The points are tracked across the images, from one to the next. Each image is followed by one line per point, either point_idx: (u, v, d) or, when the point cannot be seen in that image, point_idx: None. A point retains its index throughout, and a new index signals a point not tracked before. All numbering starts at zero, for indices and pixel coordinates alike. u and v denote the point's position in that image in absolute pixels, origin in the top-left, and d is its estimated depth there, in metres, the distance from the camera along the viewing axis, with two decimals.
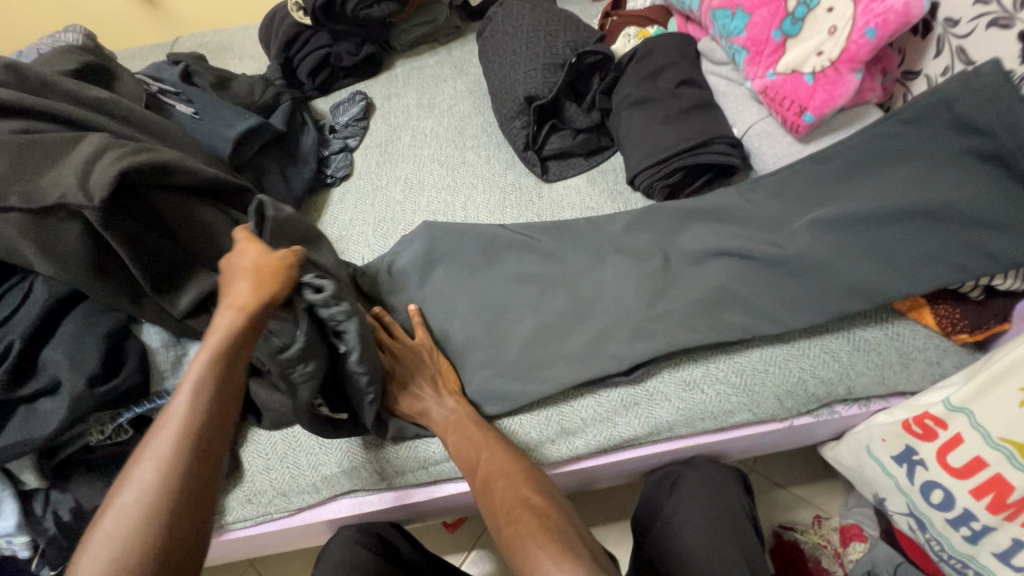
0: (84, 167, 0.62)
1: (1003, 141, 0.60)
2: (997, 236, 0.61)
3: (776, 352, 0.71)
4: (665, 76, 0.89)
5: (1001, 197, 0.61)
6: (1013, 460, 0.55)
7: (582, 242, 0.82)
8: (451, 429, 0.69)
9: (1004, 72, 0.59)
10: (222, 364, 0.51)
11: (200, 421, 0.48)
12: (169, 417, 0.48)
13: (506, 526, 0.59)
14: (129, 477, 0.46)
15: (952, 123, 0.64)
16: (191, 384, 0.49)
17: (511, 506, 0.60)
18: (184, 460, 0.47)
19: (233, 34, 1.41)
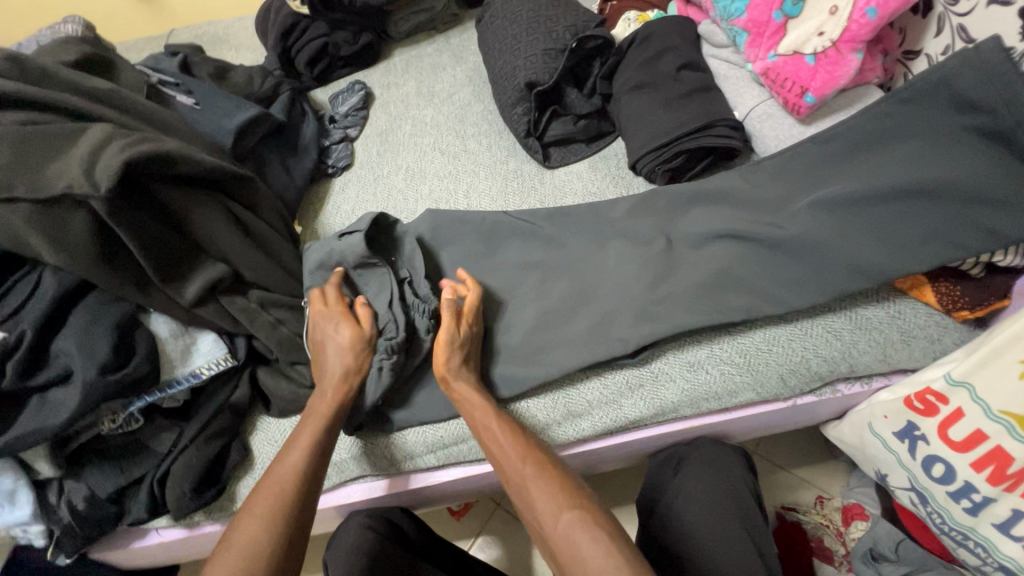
0: (89, 157, 0.62)
1: (1003, 117, 0.60)
2: (998, 213, 0.62)
3: (779, 333, 0.72)
4: (666, 59, 0.89)
5: (1001, 174, 0.62)
6: (1014, 432, 0.56)
7: (585, 228, 0.82)
8: (475, 417, 0.67)
9: (1004, 48, 0.60)
10: (327, 430, 0.66)
11: (306, 471, 0.61)
12: (280, 472, 0.61)
13: (558, 520, 0.56)
14: (247, 513, 0.57)
15: (953, 101, 0.65)
16: (303, 446, 0.63)
17: (560, 497, 0.58)
18: (287, 509, 0.58)
19: (229, 26, 1.40)
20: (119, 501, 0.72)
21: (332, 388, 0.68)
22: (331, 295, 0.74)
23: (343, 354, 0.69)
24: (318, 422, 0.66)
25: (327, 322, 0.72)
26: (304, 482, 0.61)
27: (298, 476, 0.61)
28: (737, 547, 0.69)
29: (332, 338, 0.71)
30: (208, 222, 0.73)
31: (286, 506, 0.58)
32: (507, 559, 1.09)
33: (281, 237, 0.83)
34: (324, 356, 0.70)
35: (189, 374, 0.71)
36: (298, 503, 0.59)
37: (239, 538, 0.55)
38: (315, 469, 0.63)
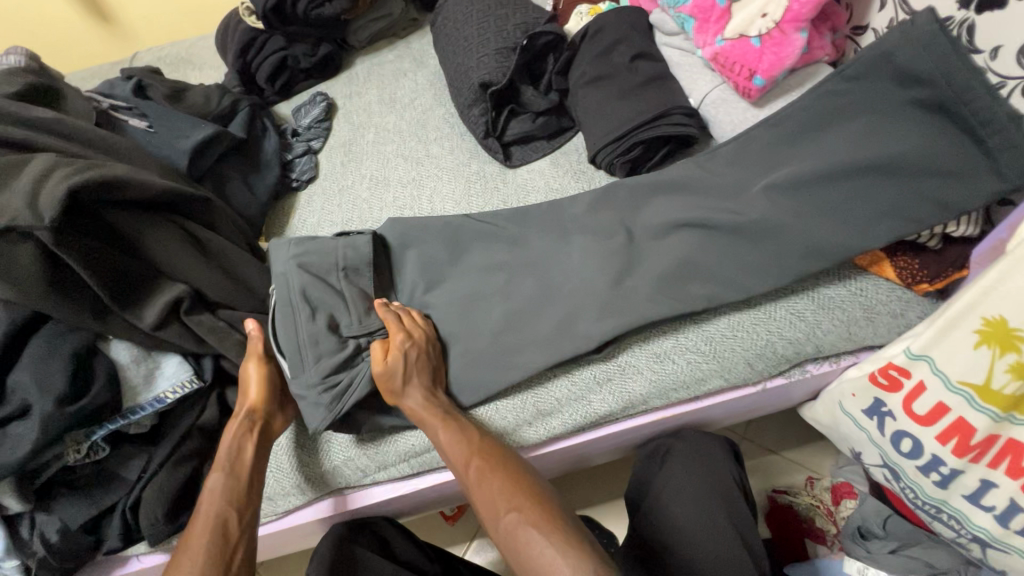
0: (31, 187, 0.61)
1: (943, 89, 0.60)
2: (947, 184, 0.62)
3: (743, 318, 0.71)
4: (618, 50, 0.88)
5: (946, 146, 0.62)
6: (974, 402, 0.56)
7: (547, 226, 0.82)
8: (437, 423, 0.67)
9: (939, 20, 0.60)
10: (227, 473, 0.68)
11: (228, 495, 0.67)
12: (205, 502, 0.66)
13: (505, 516, 0.60)
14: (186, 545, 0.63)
15: (896, 75, 0.64)
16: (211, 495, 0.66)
17: (511, 494, 0.62)
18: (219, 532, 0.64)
19: (191, 46, 1.39)
20: (95, 530, 0.72)
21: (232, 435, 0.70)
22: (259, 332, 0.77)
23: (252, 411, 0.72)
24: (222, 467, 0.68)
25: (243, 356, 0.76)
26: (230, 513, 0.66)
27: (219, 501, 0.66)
28: (720, 540, 0.69)
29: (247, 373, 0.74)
30: (164, 245, 0.73)
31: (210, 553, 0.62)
32: (503, 562, 1.09)
33: (242, 254, 0.83)
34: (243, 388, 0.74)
35: (153, 400, 0.70)
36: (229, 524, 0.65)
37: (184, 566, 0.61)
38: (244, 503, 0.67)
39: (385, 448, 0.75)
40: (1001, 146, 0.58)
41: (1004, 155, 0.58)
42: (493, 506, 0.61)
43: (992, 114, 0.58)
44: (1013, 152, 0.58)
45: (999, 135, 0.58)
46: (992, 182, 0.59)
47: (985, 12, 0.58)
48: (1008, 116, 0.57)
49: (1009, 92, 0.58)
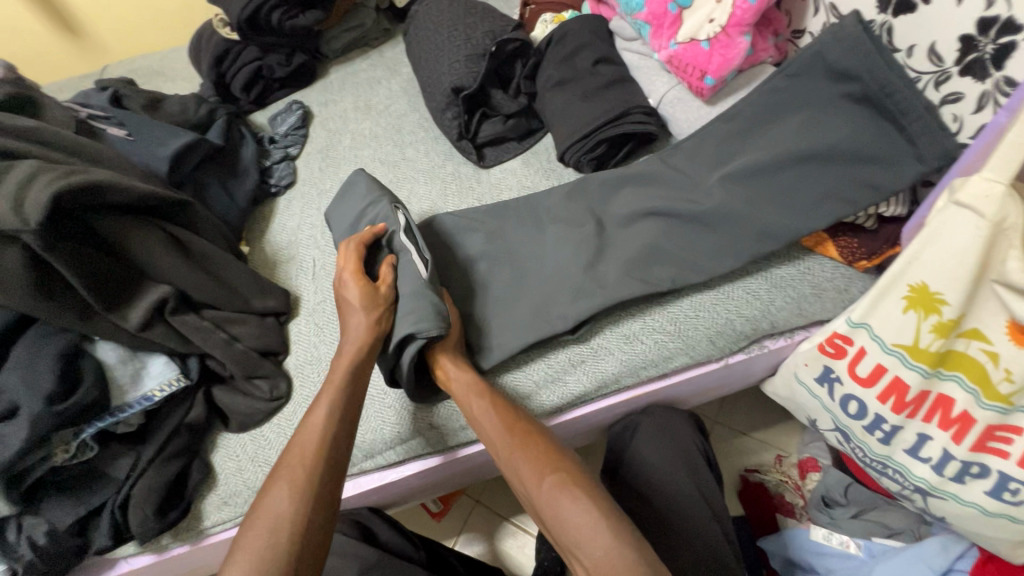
0: (16, 192, 0.63)
1: (867, 83, 0.66)
2: (876, 169, 0.68)
3: (704, 299, 0.77)
4: (581, 56, 0.94)
5: (875, 133, 0.68)
6: (906, 361, 0.62)
7: (521, 220, 0.86)
8: (477, 391, 0.69)
9: (863, 24, 0.66)
10: (353, 388, 0.67)
11: (332, 427, 0.63)
12: (311, 430, 0.63)
13: (546, 478, 0.61)
14: (274, 481, 0.59)
15: (830, 73, 0.71)
16: (328, 405, 0.65)
17: (553, 460, 0.62)
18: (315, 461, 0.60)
19: (163, 58, 1.41)
20: (82, 532, 0.72)
21: (354, 351, 0.70)
22: (353, 253, 0.76)
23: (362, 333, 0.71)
24: (337, 385, 0.67)
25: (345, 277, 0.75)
26: (330, 445, 0.62)
27: (326, 429, 0.63)
28: (682, 507, 0.75)
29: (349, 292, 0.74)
30: (147, 247, 0.74)
31: (308, 472, 0.59)
32: (490, 553, 1.13)
33: (226, 255, 0.85)
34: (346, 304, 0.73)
35: (141, 398, 0.72)
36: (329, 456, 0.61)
37: (278, 499, 0.57)
38: (334, 441, 0.63)
39: (369, 438, 0.78)
40: (921, 132, 0.64)
41: (922, 141, 0.64)
42: (532, 469, 0.62)
43: (912, 104, 0.64)
44: (930, 138, 0.64)
45: (916, 122, 0.64)
46: (913, 165, 0.65)
47: (900, 15, 0.65)
48: (923, 107, 0.63)
49: (924, 85, 0.65)
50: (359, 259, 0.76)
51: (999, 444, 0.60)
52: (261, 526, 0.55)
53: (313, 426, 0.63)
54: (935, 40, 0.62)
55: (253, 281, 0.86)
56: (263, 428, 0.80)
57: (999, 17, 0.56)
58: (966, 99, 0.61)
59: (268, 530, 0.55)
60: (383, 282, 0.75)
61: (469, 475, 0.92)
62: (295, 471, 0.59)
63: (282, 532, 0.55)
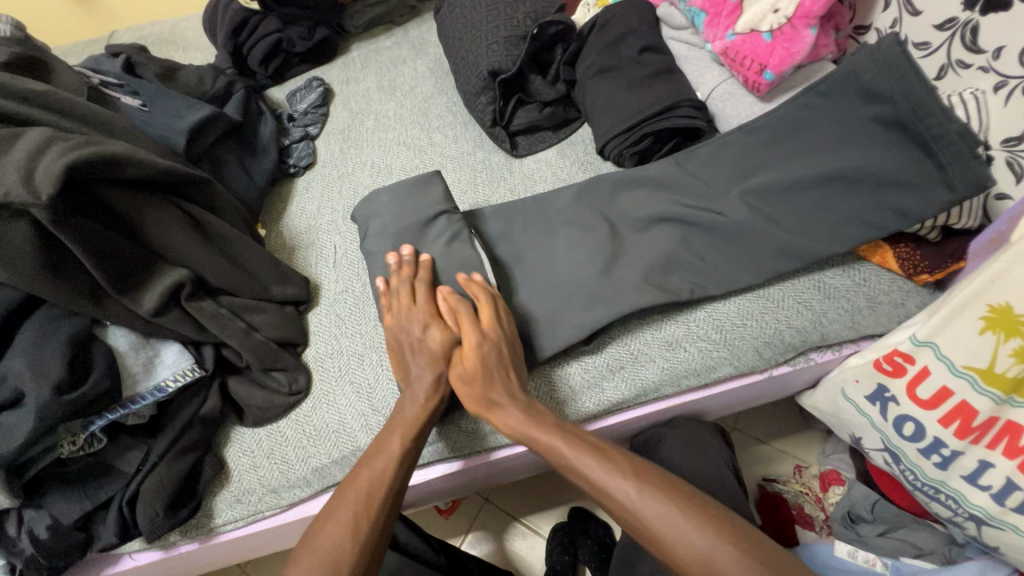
0: (27, 161, 0.57)
1: (902, 105, 0.63)
2: (903, 194, 0.65)
3: (753, 306, 0.73)
4: (627, 43, 0.89)
5: (905, 158, 0.65)
6: (976, 385, 0.58)
7: (559, 214, 0.81)
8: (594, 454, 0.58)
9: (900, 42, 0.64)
10: (419, 433, 0.63)
11: (394, 477, 0.60)
12: (370, 472, 0.60)
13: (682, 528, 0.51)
14: (328, 518, 0.57)
15: (862, 93, 0.67)
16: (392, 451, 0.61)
17: (734, 541, 0.50)
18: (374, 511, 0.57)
19: (175, 25, 1.34)
20: (87, 527, 0.68)
21: (427, 398, 0.65)
22: (420, 290, 0.70)
23: (434, 384, 0.65)
24: (405, 429, 0.63)
25: (410, 319, 0.69)
26: (390, 493, 0.59)
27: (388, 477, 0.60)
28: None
29: (421, 339, 0.67)
30: (165, 228, 0.69)
31: (367, 518, 0.57)
32: (498, 554, 1.09)
33: (245, 239, 0.80)
34: (409, 352, 0.68)
35: (154, 388, 0.67)
36: (384, 505, 0.58)
37: (328, 540, 0.55)
38: (396, 487, 0.60)
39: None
40: (952, 160, 0.61)
41: (954, 168, 0.61)
42: (698, 538, 0.50)
43: (943, 130, 0.60)
44: (962, 166, 0.60)
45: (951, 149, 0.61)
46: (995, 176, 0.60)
47: (989, 14, 0.61)
48: (957, 132, 0.60)
49: (1009, 92, 0.61)
50: (422, 298, 0.70)
51: None
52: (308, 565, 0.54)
53: (374, 470, 0.60)
54: None
55: (272, 267, 0.81)
56: (281, 424, 0.76)
57: None
58: None
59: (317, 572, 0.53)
60: (451, 319, 0.69)
61: (488, 479, 0.88)
62: (358, 519, 0.56)
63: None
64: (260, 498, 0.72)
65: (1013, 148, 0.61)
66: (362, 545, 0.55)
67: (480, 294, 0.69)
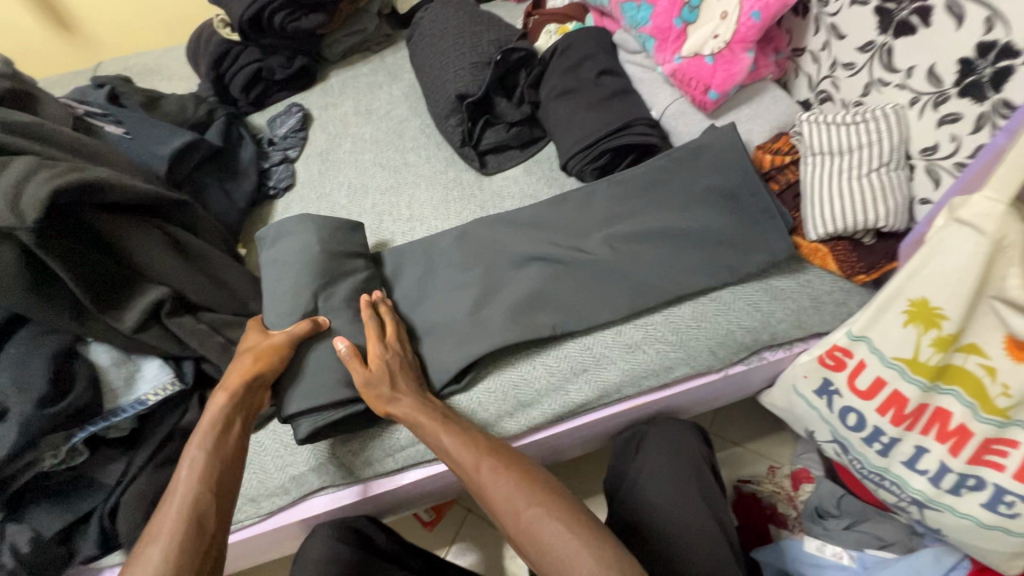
0: (13, 188, 0.61)
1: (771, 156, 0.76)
2: None
3: (706, 309, 0.78)
4: (586, 67, 0.95)
5: None
6: (905, 375, 0.63)
7: (526, 227, 0.86)
8: (472, 457, 0.64)
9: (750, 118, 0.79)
10: (223, 446, 0.65)
11: (196, 496, 0.60)
12: (170, 498, 0.60)
13: (525, 515, 0.60)
14: (137, 555, 0.57)
15: None
16: (191, 469, 0.62)
17: (579, 531, 0.58)
18: (179, 532, 0.57)
19: (160, 56, 1.39)
20: (68, 540, 0.70)
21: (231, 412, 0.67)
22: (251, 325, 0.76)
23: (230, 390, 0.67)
24: (201, 448, 0.64)
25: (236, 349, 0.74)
26: (196, 511, 0.59)
27: (186, 496, 0.60)
28: (681, 513, 0.75)
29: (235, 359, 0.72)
30: (146, 248, 0.73)
31: (173, 540, 0.57)
32: (482, 564, 1.11)
33: (224, 257, 0.83)
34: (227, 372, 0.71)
35: (135, 401, 0.70)
36: (188, 522, 0.58)
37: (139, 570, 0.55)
38: (200, 505, 0.60)
39: (367, 444, 0.76)
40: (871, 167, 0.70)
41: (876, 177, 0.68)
42: (556, 532, 0.58)
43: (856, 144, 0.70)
44: None
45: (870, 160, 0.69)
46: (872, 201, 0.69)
47: (900, 38, 0.67)
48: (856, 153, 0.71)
49: (922, 107, 0.67)
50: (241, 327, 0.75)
51: (995, 457, 0.61)
52: None
53: (174, 497, 0.60)
54: (935, 62, 0.64)
55: (251, 284, 0.85)
56: (262, 434, 0.78)
57: (997, 41, 0.58)
58: (964, 119, 0.63)
59: None
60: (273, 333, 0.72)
61: (466, 484, 0.91)
62: (168, 539, 0.57)
63: None
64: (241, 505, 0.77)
65: (931, 157, 0.68)
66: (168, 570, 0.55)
67: (385, 314, 0.77)
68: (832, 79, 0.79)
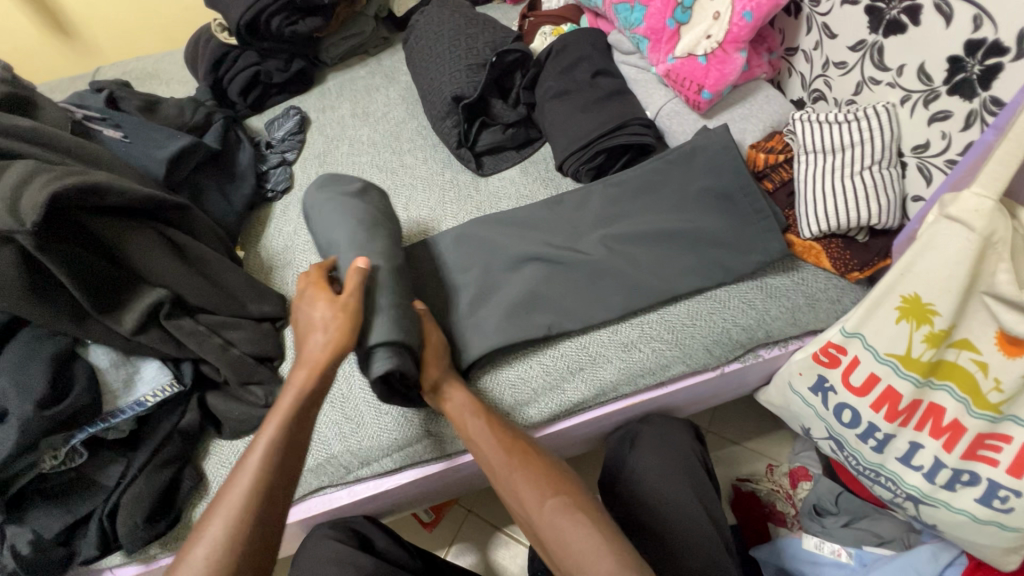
0: (12, 192, 0.62)
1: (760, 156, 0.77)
2: None
3: (700, 307, 0.78)
4: (580, 68, 0.95)
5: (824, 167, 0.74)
6: (899, 371, 0.64)
7: (522, 227, 0.86)
8: (501, 454, 0.66)
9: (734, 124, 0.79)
10: (298, 418, 0.63)
11: (270, 469, 0.59)
12: (240, 471, 0.59)
13: (548, 505, 0.62)
14: (202, 527, 0.56)
15: None
16: (267, 442, 0.60)
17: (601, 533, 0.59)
18: (255, 507, 0.57)
19: (158, 60, 1.40)
20: (69, 542, 0.70)
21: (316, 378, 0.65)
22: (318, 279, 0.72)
23: (334, 349, 0.66)
24: (282, 416, 0.63)
25: (309, 304, 0.70)
26: (273, 483, 0.58)
27: (260, 468, 0.59)
28: (678, 509, 0.75)
29: (315, 316, 0.68)
30: (144, 250, 0.74)
31: (247, 516, 0.56)
32: (482, 563, 1.11)
33: (223, 259, 0.84)
34: (308, 330, 0.68)
35: (133, 403, 0.71)
36: (268, 496, 0.58)
37: (207, 544, 0.54)
38: (283, 477, 0.59)
39: (401, 429, 0.77)
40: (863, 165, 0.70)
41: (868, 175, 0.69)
42: (580, 530, 0.59)
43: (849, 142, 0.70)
44: None
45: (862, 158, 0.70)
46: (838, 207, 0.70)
47: (891, 37, 0.68)
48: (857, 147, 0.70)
49: (913, 104, 0.67)
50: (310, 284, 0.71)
51: (988, 452, 0.62)
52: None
53: (246, 468, 0.59)
54: (925, 60, 0.65)
55: (250, 286, 0.85)
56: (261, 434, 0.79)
57: (985, 39, 0.58)
58: (954, 117, 0.64)
59: None
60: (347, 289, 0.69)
61: (463, 484, 0.92)
62: (232, 516, 0.55)
63: None
64: None
65: (922, 155, 0.68)
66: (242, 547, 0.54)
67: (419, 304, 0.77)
68: (825, 78, 0.80)
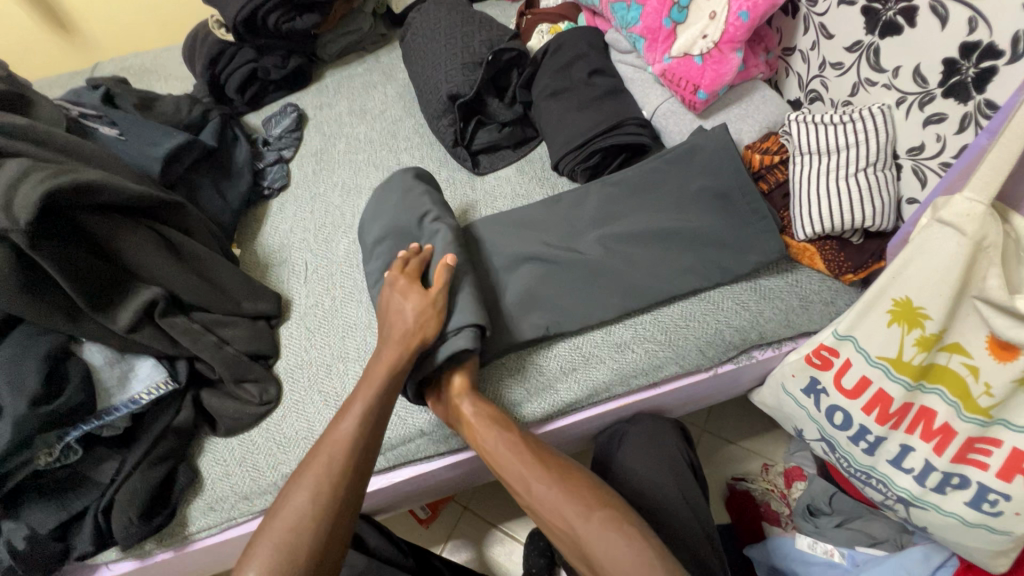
0: (6, 191, 0.62)
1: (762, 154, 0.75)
2: None
3: (693, 308, 0.78)
4: (577, 67, 0.95)
5: None
6: (890, 374, 0.63)
7: (517, 227, 0.86)
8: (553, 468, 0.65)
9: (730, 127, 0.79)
10: (386, 393, 0.67)
11: (357, 440, 0.63)
12: (330, 438, 0.63)
13: (597, 516, 0.61)
14: (297, 480, 0.61)
15: None
16: (357, 413, 0.65)
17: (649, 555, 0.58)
18: (337, 476, 0.61)
19: (156, 56, 1.40)
20: (64, 538, 0.71)
21: (397, 357, 0.68)
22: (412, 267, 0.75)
23: (419, 337, 0.69)
24: (371, 390, 0.66)
25: (395, 289, 0.73)
26: (355, 453, 0.62)
27: (349, 439, 0.63)
28: (669, 509, 0.76)
29: (403, 304, 0.71)
30: (139, 249, 0.74)
31: (334, 483, 0.60)
32: (477, 560, 1.12)
33: (218, 257, 0.84)
34: (393, 316, 0.71)
35: (128, 401, 0.71)
36: (347, 466, 0.61)
37: (295, 504, 0.59)
38: (364, 447, 0.63)
39: (395, 428, 0.77)
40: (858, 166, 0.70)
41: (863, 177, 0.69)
42: (629, 545, 0.58)
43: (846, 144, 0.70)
44: None
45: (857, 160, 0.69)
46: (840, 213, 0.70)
47: (887, 38, 0.67)
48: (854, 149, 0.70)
49: (909, 107, 0.67)
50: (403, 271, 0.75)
51: (979, 456, 0.62)
52: (279, 529, 0.58)
53: (337, 436, 0.63)
54: (921, 62, 0.64)
55: (244, 284, 0.85)
56: (256, 432, 0.79)
57: (981, 42, 0.58)
58: (949, 119, 0.63)
59: (286, 537, 0.57)
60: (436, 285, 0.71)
61: (456, 483, 0.92)
62: (321, 479, 0.60)
63: (303, 540, 0.57)
64: (237, 503, 0.75)
65: (917, 157, 0.68)
66: (323, 512, 0.59)
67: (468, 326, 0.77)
68: (821, 79, 0.79)
